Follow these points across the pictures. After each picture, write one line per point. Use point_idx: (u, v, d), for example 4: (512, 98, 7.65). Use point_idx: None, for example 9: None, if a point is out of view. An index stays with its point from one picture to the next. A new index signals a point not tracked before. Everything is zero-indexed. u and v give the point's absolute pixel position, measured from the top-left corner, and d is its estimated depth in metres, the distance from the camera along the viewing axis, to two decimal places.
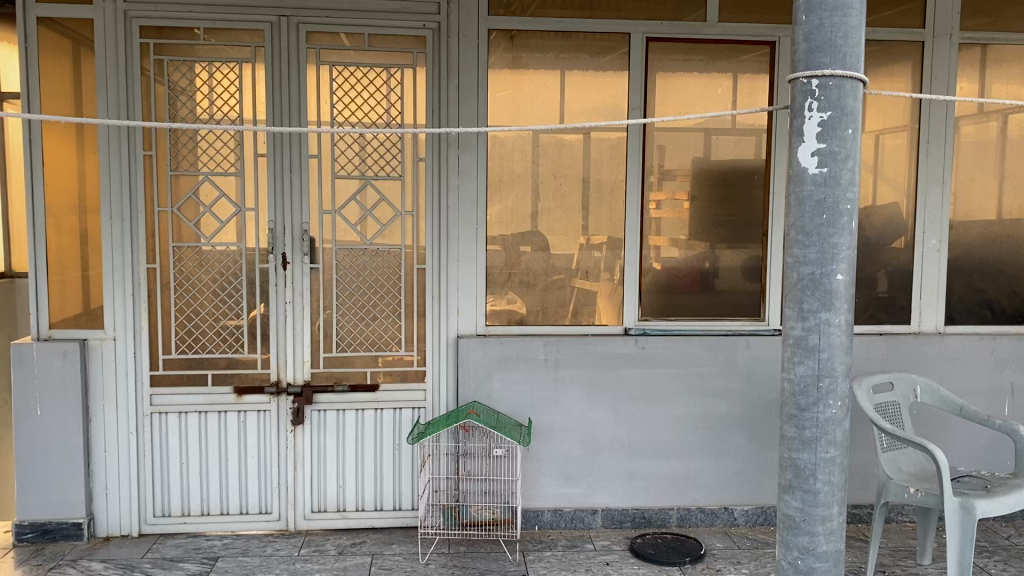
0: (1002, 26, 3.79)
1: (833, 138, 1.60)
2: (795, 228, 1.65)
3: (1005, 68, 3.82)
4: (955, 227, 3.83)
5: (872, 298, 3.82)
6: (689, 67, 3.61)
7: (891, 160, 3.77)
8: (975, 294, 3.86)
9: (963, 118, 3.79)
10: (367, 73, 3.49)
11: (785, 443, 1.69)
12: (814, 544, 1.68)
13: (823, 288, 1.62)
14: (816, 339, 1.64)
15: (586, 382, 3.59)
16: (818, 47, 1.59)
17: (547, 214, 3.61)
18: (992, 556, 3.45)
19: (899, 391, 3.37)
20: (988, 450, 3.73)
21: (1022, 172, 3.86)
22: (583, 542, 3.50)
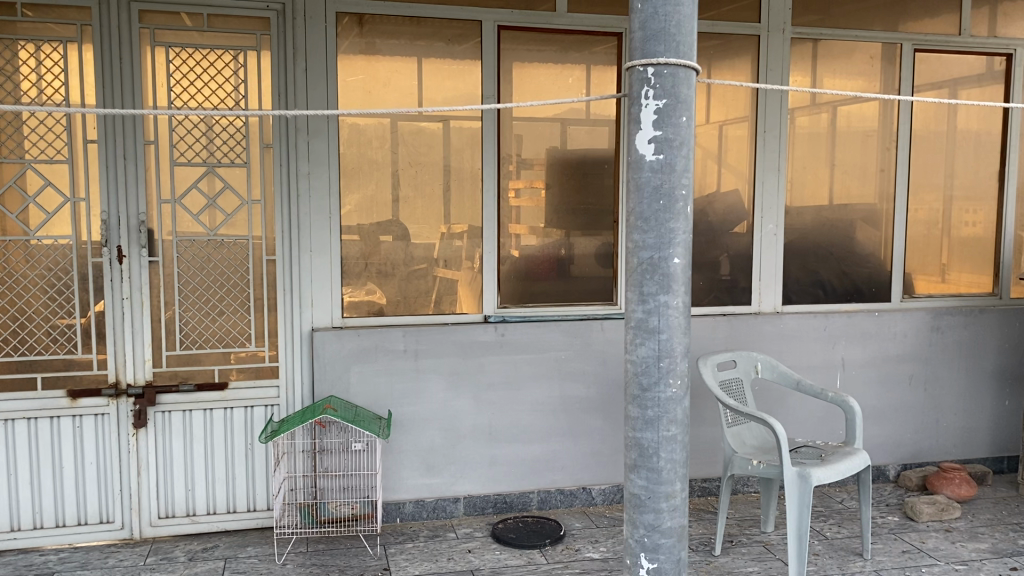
0: (829, 24, 4.03)
1: (668, 126, 1.63)
2: (634, 214, 1.67)
3: (834, 62, 4.07)
4: (791, 212, 4.06)
5: (717, 281, 3.98)
6: (542, 57, 3.65)
7: (734, 149, 3.95)
8: (809, 275, 4.11)
9: (797, 110, 4.02)
10: (207, 55, 3.33)
11: (629, 423, 1.72)
12: (658, 521, 1.72)
13: (661, 271, 1.66)
14: (656, 321, 1.68)
15: (446, 372, 3.58)
16: (653, 36, 1.62)
17: (404, 203, 3.57)
18: (827, 519, 3.70)
19: (742, 368, 3.55)
20: (822, 420, 3.98)
21: (850, 160, 4.13)
22: (445, 531, 3.50)
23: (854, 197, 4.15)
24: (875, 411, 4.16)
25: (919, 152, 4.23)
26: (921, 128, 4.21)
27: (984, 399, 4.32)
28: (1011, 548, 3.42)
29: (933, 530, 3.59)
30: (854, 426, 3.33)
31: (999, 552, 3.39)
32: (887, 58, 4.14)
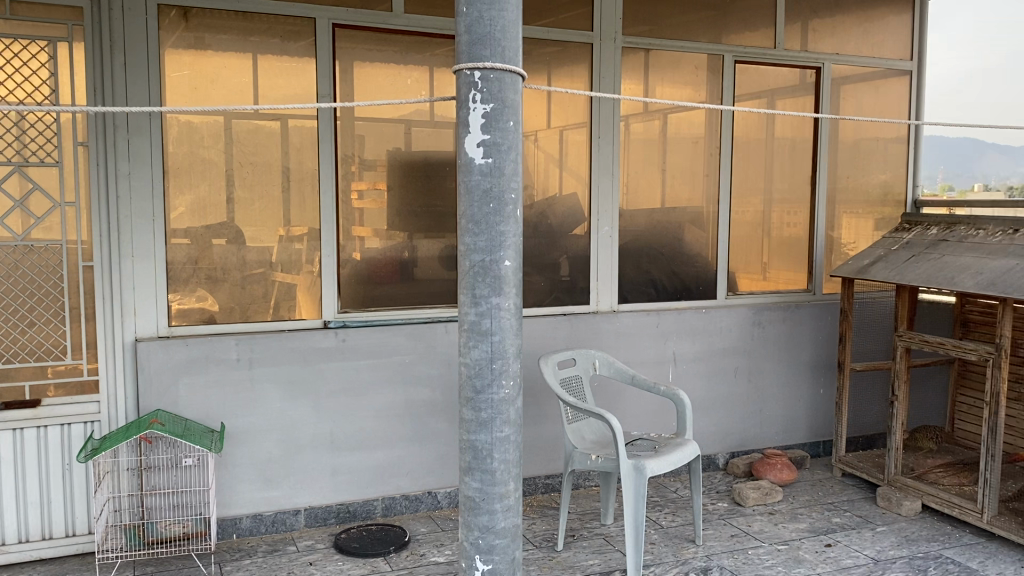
0: (658, 34, 4.21)
1: (496, 130, 1.64)
2: (465, 217, 1.67)
3: (664, 72, 4.26)
4: (625, 215, 4.20)
5: (557, 282, 4.06)
6: (380, 57, 3.60)
7: (573, 153, 4.04)
8: (643, 275, 4.27)
9: (630, 117, 4.16)
10: (10, 46, 3.08)
11: (464, 426, 1.72)
12: (493, 522, 1.73)
13: (493, 274, 1.67)
14: (488, 323, 1.69)
15: (283, 380, 3.47)
16: (479, 40, 1.63)
17: (237, 205, 3.42)
18: (663, 509, 3.85)
19: (581, 365, 3.65)
20: (656, 413, 4.15)
21: (679, 165, 4.34)
22: (285, 545, 3.39)
23: (683, 200, 4.36)
24: (705, 403, 4.38)
25: (741, 157, 4.49)
26: (743, 135, 4.48)
27: (801, 388, 4.65)
28: (826, 526, 3.70)
29: (758, 514, 3.82)
30: (685, 417, 3.49)
31: (816, 530, 3.65)
32: (711, 68, 4.37)
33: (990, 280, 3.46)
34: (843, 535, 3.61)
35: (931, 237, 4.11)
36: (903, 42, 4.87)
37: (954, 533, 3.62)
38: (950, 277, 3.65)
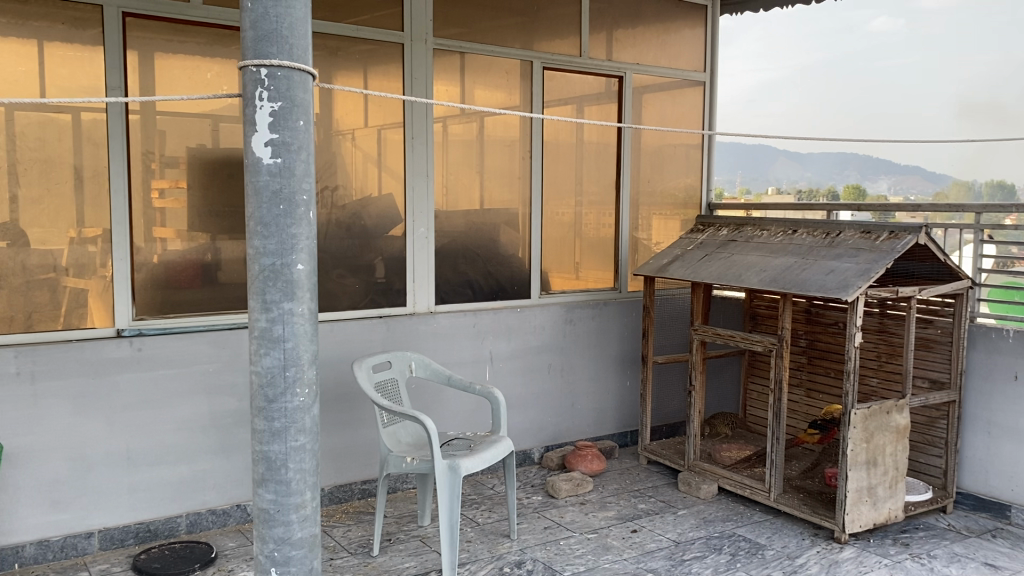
0: (470, 38, 4.25)
1: (284, 129, 1.60)
2: (253, 219, 1.61)
3: (477, 75, 4.31)
4: (439, 216, 4.21)
5: (372, 284, 3.99)
6: (176, 49, 3.42)
7: (390, 152, 4.00)
8: (459, 276, 4.30)
9: (446, 118, 4.18)
10: None
11: (256, 436, 1.66)
12: (288, 533, 1.69)
13: (285, 278, 1.62)
14: (280, 330, 1.64)
15: (71, 394, 3.21)
16: (264, 36, 1.57)
17: (17, 203, 3.12)
18: (479, 506, 3.90)
19: (397, 368, 3.62)
20: (473, 413, 4.21)
21: (495, 167, 4.41)
22: (76, 571, 3.14)
23: (497, 201, 4.43)
24: (520, 400, 4.48)
25: (552, 160, 4.63)
26: (553, 139, 4.62)
27: (610, 382, 4.86)
28: (633, 512, 3.88)
29: (570, 505, 3.95)
30: (500, 415, 3.54)
31: (623, 517, 3.82)
32: (523, 73, 4.47)
33: (774, 277, 3.76)
34: (648, 520, 3.80)
35: (723, 237, 4.41)
36: (697, 54, 5.21)
37: (746, 512, 3.90)
38: (740, 275, 3.92)
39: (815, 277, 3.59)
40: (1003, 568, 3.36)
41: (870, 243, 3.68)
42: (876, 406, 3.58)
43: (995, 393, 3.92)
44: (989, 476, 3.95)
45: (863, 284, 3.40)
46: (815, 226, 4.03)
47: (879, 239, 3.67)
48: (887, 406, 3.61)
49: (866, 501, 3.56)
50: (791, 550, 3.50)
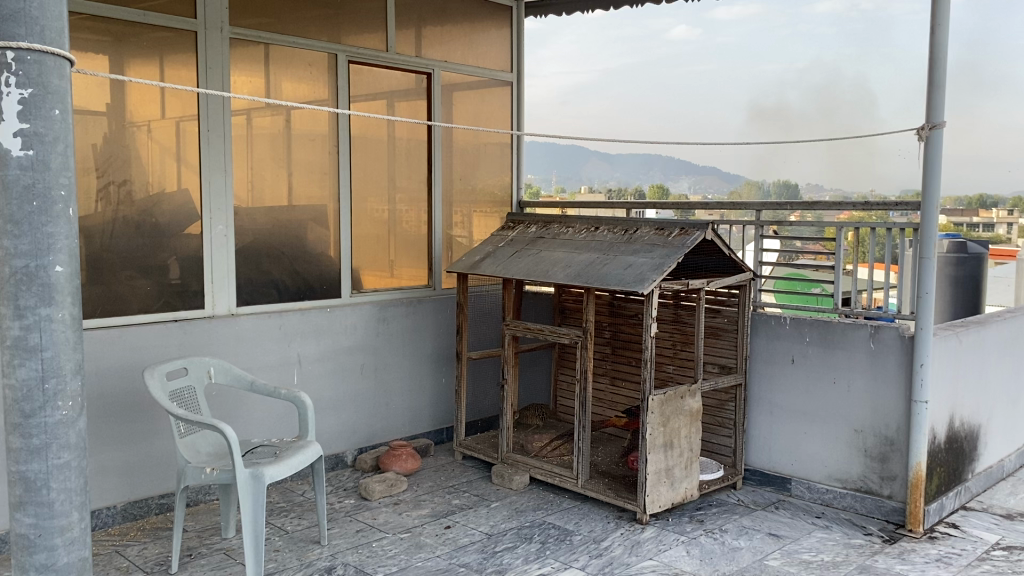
0: (271, 29, 4.09)
1: (37, 119, 1.46)
2: (2, 217, 1.47)
3: (281, 67, 4.16)
4: (241, 214, 4.02)
5: (166, 286, 3.76)
6: None
7: (190, 146, 3.79)
8: (263, 276, 4.13)
9: (249, 112, 4.01)
10: None
11: (11, 456, 1.52)
12: (52, 560, 1.55)
13: (40, 282, 1.49)
14: (37, 338, 1.50)
15: None
16: (10, 16, 1.43)
17: None
18: (288, 513, 3.78)
19: (194, 375, 3.44)
20: (280, 417, 4.07)
21: (303, 163, 4.28)
22: None
23: (305, 198, 4.30)
24: (331, 402, 4.37)
25: (361, 156, 4.55)
26: (362, 134, 4.55)
27: (423, 381, 4.84)
28: (446, 509, 3.89)
29: (383, 505, 3.91)
30: (307, 419, 3.44)
31: (437, 514, 3.83)
32: (330, 67, 4.36)
33: (578, 272, 3.88)
34: (461, 515, 3.83)
35: (531, 234, 4.51)
36: (504, 54, 5.30)
37: (556, 500, 4.02)
38: (546, 270, 4.02)
39: (615, 272, 3.74)
40: (784, 537, 3.66)
41: (665, 239, 3.89)
42: (672, 391, 3.79)
43: (775, 376, 4.26)
44: (772, 452, 4.29)
45: (657, 276, 3.58)
46: (615, 222, 4.20)
47: (672, 235, 3.89)
48: (681, 391, 3.84)
49: (664, 482, 3.77)
50: (597, 534, 3.63)
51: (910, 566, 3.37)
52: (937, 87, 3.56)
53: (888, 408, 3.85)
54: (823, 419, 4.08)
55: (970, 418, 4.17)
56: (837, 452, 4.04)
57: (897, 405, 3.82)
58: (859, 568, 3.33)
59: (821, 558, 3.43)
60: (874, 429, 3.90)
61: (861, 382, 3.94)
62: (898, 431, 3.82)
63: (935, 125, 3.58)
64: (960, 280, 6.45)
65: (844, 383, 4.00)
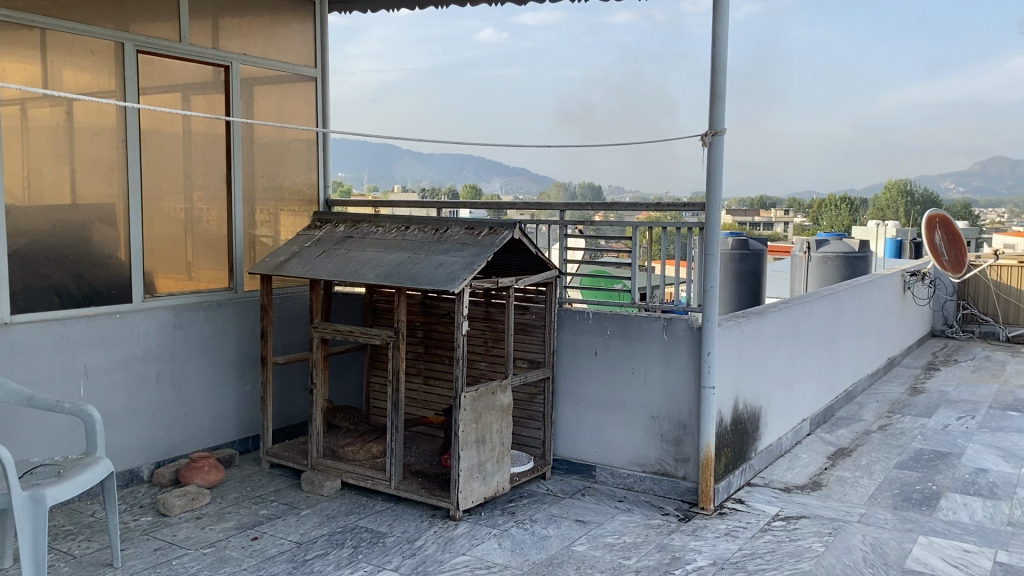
0: (43, 11, 3.75)
1: None
2: None
3: (60, 55, 3.84)
4: (15, 214, 3.67)
5: None
6: None
7: None
8: (42, 281, 3.79)
9: (22, 101, 3.67)
10: None
11: None
12: None
13: None
14: None
15: None
16: None
17: None
18: (75, 537, 3.50)
19: None
20: (64, 433, 3.76)
21: (88, 158, 3.97)
22: None
23: (91, 196, 4.00)
24: (124, 414, 4.09)
25: (154, 152, 4.30)
26: (154, 129, 4.29)
27: (226, 387, 4.64)
28: (253, 520, 3.75)
29: (184, 521, 3.70)
30: (95, 434, 3.19)
31: (242, 526, 3.68)
32: (116, 57, 4.08)
33: (387, 272, 3.85)
34: (269, 525, 3.70)
35: (339, 233, 4.43)
36: (307, 50, 5.18)
37: (368, 503, 3.97)
38: (355, 270, 3.96)
39: (426, 271, 3.75)
40: (590, 522, 3.82)
41: (473, 238, 3.95)
42: (483, 387, 3.84)
43: (579, 369, 4.43)
44: (578, 442, 4.46)
45: (467, 275, 3.62)
46: (425, 222, 4.22)
47: (481, 234, 3.95)
48: (492, 387, 3.90)
49: (476, 477, 3.82)
50: (410, 534, 3.63)
51: (702, 541, 3.62)
52: (718, 97, 3.84)
53: (681, 394, 4.11)
54: (624, 407, 4.29)
55: (752, 401, 4.53)
56: (636, 438, 4.27)
57: (688, 391, 4.09)
58: (658, 547, 3.54)
59: (623, 540, 3.61)
60: (669, 414, 4.15)
61: (657, 370, 4.18)
62: (690, 415, 4.09)
63: (716, 131, 3.86)
64: (744, 275, 7.01)
65: (642, 372, 4.23)
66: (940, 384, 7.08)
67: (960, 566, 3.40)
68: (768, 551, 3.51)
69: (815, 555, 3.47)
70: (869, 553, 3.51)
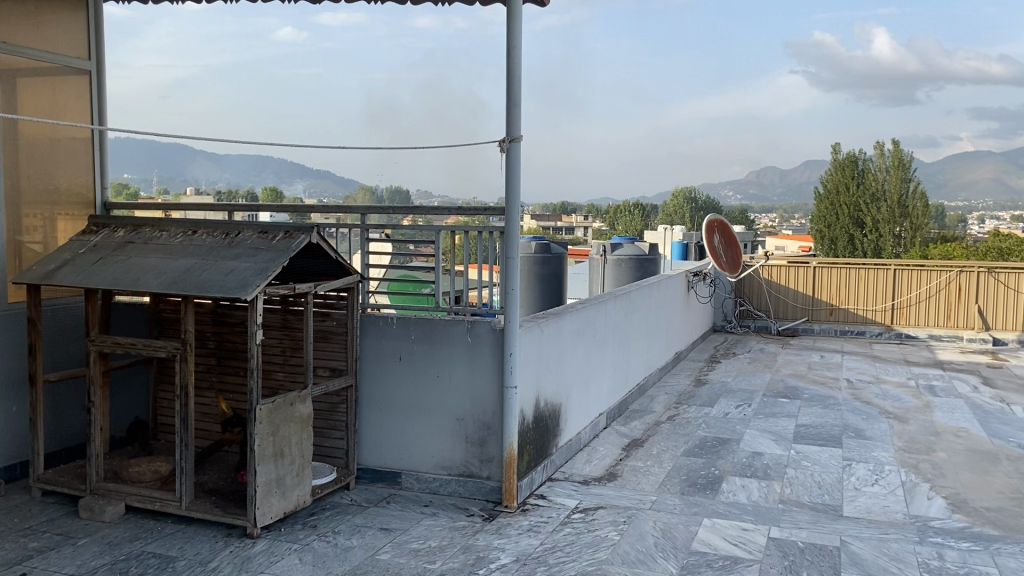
0: None
1: None
2: None
3: None
4: None
5: None
6: None
7: None
8: None
9: None
10: None
11: None
12: None
13: None
14: None
15: None
16: None
17: None
18: None
19: None
20: None
21: None
22: None
23: None
24: None
25: None
26: None
27: None
28: (20, 555, 3.40)
29: None
30: None
31: (7, 563, 3.32)
32: None
33: (173, 280, 3.62)
34: (40, 559, 3.37)
35: (118, 239, 4.12)
36: (78, 41, 4.77)
37: (156, 527, 3.72)
38: (136, 278, 3.69)
39: (215, 277, 3.57)
40: (395, 529, 3.78)
41: (268, 243, 3.80)
42: (281, 399, 3.70)
43: (382, 375, 4.38)
44: (382, 449, 4.40)
45: (261, 282, 3.48)
46: (214, 226, 4.02)
47: (275, 239, 3.81)
48: (291, 398, 3.76)
49: (275, 492, 3.68)
50: (202, 556, 3.43)
51: (506, 539, 3.69)
52: (514, 104, 3.93)
53: (485, 396, 4.18)
54: (428, 411, 4.29)
55: (552, 399, 4.67)
56: (441, 442, 4.28)
57: (492, 392, 4.17)
58: (462, 549, 3.56)
59: (428, 545, 3.60)
60: (473, 416, 4.21)
61: (461, 373, 4.22)
62: (494, 416, 4.17)
63: (513, 138, 3.95)
64: (545, 278, 7.22)
65: (446, 376, 4.25)
66: (721, 376, 7.65)
67: (739, 544, 3.67)
68: (568, 544, 3.63)
69: (612, 544, 3.63)
70: (660, 538, 3.72)
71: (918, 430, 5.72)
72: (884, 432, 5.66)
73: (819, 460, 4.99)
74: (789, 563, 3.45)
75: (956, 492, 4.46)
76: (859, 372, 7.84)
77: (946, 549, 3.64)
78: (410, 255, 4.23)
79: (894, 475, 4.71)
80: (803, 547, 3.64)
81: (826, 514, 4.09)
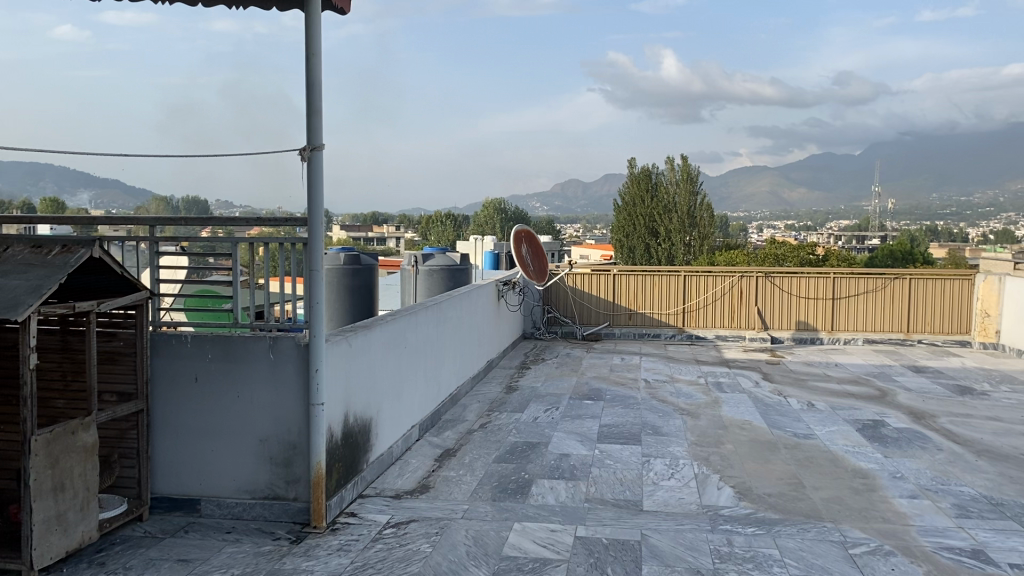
0: None
1: None
2: None
3: None
4: None
5: None
6: None
7: None
8: None
9: None
10: None
11: None
12: None
13: None
14: None
15: None
16: None
17: None
18: None
19: None
20: None
21: None
22: None
23: None
24: None
25: None
26: None
27: None
28: None
29: None
30: None
31: None
32: None
33: None
34: None
35: None
36: None
37: None
38: None
39: None
40: (194, 560, 3.57)
41: (42, 257, 3.48)
42: (60, 428, 3.40)
43: (177, 397, 4.13)
44: (178, 476, 4.15)
45: (34, 301, 3.18)
46: None
47: (51, 253, 3.50)
48: (72, 426, 3.46)
49: (56, 529, 3.37)
50: None
51: (315, 561, 3.58)
52: (314, 113, 3.84)
53: (289, 414, 4.04)
54: (229, 433, 4.09)
55: (361, 414, 4.60)
56: (243, 465, 4.10)
57: (297, 410, 4.04)
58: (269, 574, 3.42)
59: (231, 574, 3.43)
60: (277, 436, 4.06)
61: (263, 392, 4.06)
62: (299, 435, 4.04)
63: (315, 147, 3.86)
64: (355, 290, 7.11)
65: (247, 395, 4.07)
66: (530, 381, 7.85)
67: (547, 545, 3.78)
68: (379, 559, 3.59)
69: (424, 556, 3.61)
70: (471, 545, 3.75)
71: (708, 424, 6.14)
72: (678, 428, 6.03)
73: (622, 457, 5.23)
74: (595, 560, 3.59)
75: (742, 481, 4.82)
76: (656, 372, 8.31)
77: (734, 535, 3.93)
78: (208, 268, 4.03)
79: (687, 468, 5.04)
80: (607, 543, 3.80)
81: (627, 509, 4.30)
